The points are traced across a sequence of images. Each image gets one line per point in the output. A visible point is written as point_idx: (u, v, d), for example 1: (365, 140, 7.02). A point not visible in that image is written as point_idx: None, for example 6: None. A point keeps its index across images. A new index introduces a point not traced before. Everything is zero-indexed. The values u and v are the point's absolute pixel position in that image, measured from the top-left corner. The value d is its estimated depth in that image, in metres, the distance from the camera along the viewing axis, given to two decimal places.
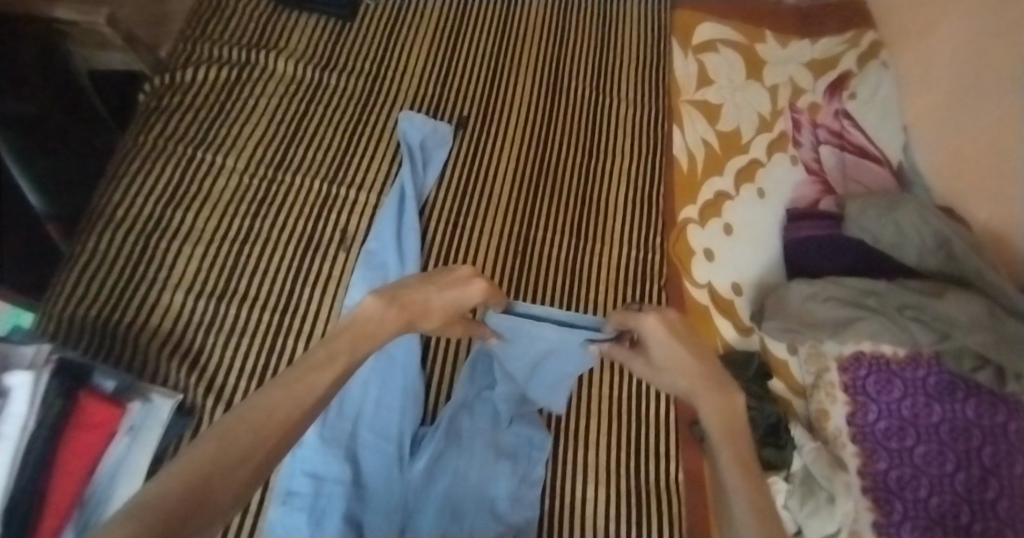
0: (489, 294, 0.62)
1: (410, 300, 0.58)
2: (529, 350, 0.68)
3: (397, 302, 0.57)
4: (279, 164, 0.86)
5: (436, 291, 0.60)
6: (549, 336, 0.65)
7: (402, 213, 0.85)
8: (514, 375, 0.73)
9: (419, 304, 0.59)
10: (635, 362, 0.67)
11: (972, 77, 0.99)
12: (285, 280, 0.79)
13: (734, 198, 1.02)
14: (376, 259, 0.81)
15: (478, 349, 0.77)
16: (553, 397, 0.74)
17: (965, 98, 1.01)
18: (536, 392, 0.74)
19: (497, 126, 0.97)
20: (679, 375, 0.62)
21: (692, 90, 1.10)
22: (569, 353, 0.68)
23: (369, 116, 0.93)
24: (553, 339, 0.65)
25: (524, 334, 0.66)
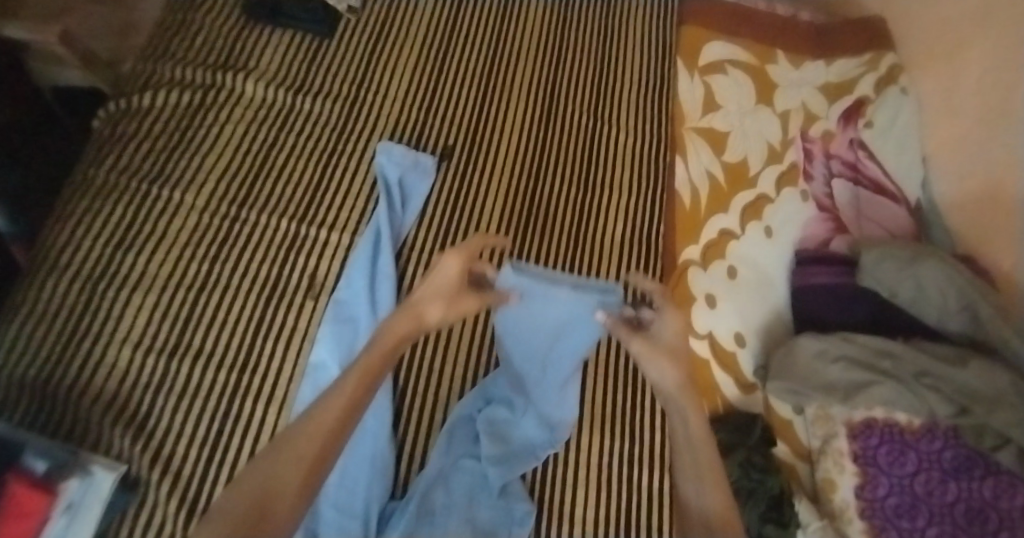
0: (470, 259, 0.62)
1: (413, 314, 0.60)
2: (544, 321, 0.67)
3: (407, 317, 0.60)
4: (244, 200, 0.79)
5: (429, 287, 0.61)
6: (564, 301, 0.65)
7: (376, 260, 0.78)
8: (523, 387, 0.71)
9: (422, 311, 0.60)
10: (634, 339, 0.62)
11: (999, 113, 0.92)
12: (246, 332, 0.72)
13: (739, 237, 0.94)
14: (346, 309, 0.75)
15: (463, 407, 0.73)
16: (563, 410, 0.71)
17: (989, 135, 0.94)
18: (545, 404, 0.70)
19: (485, 157, 0.90)
20: (677, 360, 0.63)
21: (696, 116, 1.03)
22: (579, 327, 0.67)
23: (345, 145, 0.86)
24: (567, 303, 0.65)
25: (536, 297, 0.65)
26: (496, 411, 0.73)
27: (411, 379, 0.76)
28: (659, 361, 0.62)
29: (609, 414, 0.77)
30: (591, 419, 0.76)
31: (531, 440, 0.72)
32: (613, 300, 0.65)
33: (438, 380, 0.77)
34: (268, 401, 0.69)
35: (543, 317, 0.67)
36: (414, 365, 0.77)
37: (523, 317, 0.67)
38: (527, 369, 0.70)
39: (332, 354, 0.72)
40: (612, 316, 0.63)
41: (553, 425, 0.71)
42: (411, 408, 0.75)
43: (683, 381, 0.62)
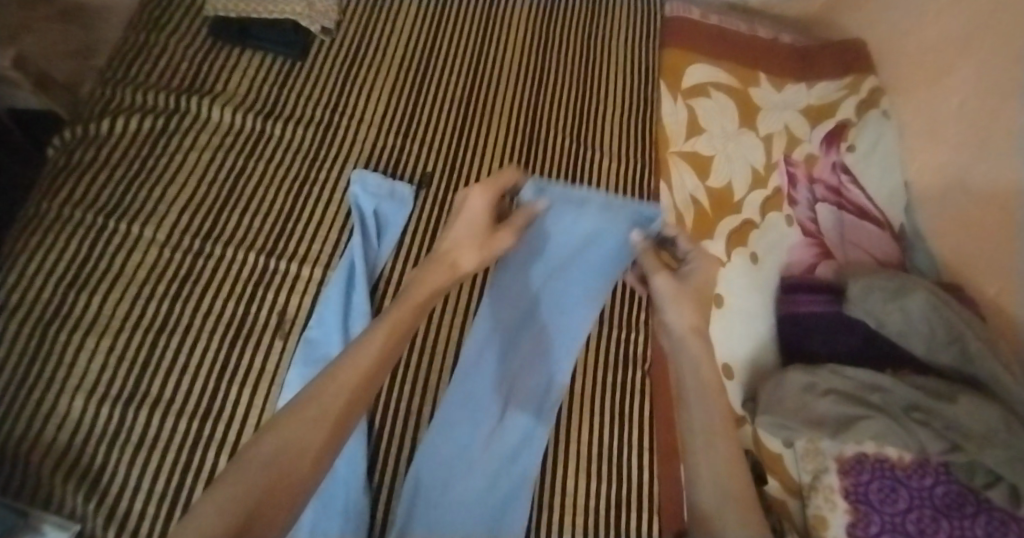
0: (491, 194, 0.70)
1: (447, 254, 0.66)
2: (572, 233, 0.77)
3: (436, 261, 0.65)
4: (208, 234, 0.76)
5: (461, 228, 0.68)
6: (593, 216, 0.75)
7: (350, 296, 0.75)
8: (526, 332, 0.79)
9: (454, 252, 0.66)
10: (660, 268, 0.70)
11: (982, 139, 0.92)
12: (207, 377, 0.69)
13: (726, 264, 0.92)
14: (318, 349, 0.71)
15: (432, 442, 0.70)
16: (563, 356, 0.77)
17: (972, 160, 0.93)
18: (546, 344, 0.78)
19: (465, 183, 0.87)
20: (695, 293, 0.69)
21: (680, 140, 1.01)
22: (602, 248, 0.77)
23: (316, 172, 0.82)
24: (595, 220, 0.75)
25: (567, 215, 0.76)
26: (468, 428, 0.72)
27: (386, 422, 0.72)
28: (681, 292, 0.68)
29: (594, 453, 0.74)
30: (577, 460, 0.73)
31: (538, 387, 0.76)
32: (654, 226, 0.73)
33: (414, 422, 0.73)
34: (232, 450, 0.66)
35: (573, 229, 0.77)
36: (390, 406, 0.74)
37: (554, 234, 0.77)
38: (541, 301, 0.79)
39: None
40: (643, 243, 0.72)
41: (551, 378, 0.77)
42: (387, 451, 0.71)
43: (699, 308, 0.68)
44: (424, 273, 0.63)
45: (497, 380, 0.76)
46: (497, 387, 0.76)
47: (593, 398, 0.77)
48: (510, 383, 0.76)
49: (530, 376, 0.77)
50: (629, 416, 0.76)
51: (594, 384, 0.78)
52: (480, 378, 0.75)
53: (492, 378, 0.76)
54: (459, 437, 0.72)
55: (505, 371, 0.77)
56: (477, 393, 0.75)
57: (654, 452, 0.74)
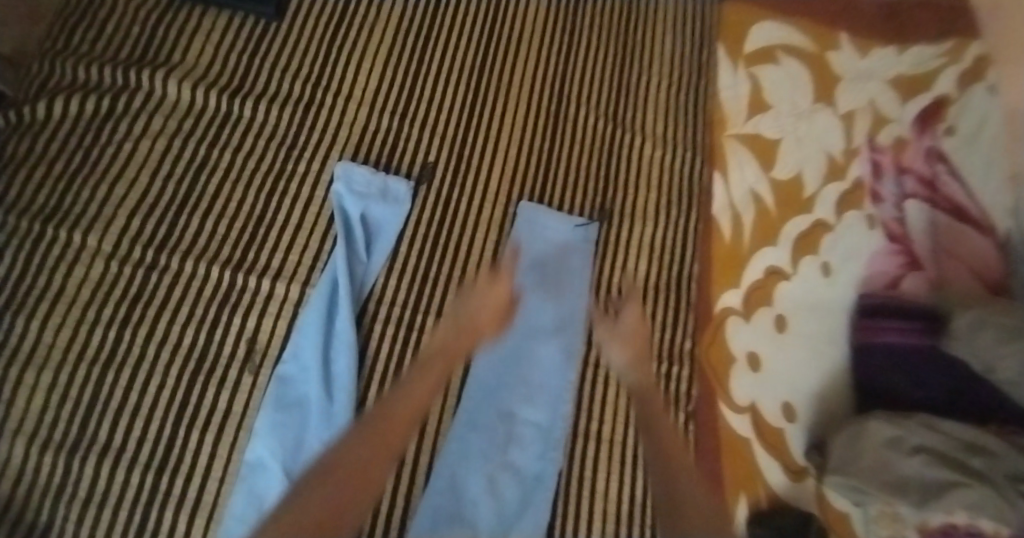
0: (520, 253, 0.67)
1: (470, 315, 0.60)
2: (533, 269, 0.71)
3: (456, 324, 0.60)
4: (167, 242, 0.64)
5: (488, 287, 0.63)
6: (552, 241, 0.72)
7: (333, 323, 0.62)
8: (520, 358, 0.67)
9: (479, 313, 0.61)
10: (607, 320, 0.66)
11: None
12: (165, 419, 0.58)
13: (790, 278, 0.76)
14: (293, 390, 0.60)
15: (428, 501, 0.59)
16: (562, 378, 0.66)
17: None
18: (540, 365, 0.67)
19: (473, 179, 0.73)
20: (630, 342, 0.65)
21: (740, 118, 0.83)
22: (571, 258, 0.72)
23: (294, 165, 0.69)
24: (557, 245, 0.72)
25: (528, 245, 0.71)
26: (473, 476, 0.61)
27: None
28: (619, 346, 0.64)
29: (627, 516, 0.61)
30: (605, 524, 0.60)
31: (530, 470, 0.62)
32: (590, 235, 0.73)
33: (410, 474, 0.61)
34: (190, 513, 0.55)
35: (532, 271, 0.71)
36: None
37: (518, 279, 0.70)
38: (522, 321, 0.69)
39: (271, 452, 0.57)
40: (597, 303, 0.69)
41: (553, 407, 0.65)
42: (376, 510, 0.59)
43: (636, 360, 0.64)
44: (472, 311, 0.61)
45: (497, 418, 0.64)
46: (498, 425, 0.64)
47: (624, 450, 0.64)
48: (506, 414, 0.64)
49: (526, 404, 0.65)
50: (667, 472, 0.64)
51: (625, 431, 0.65)
52: (480, 414, 0.64)
53: (491, 414, 0.64)
54: (456, 489, 0.60)
55: (501, 397, 0.65)
56: (480, 430, 0.63)
57: None
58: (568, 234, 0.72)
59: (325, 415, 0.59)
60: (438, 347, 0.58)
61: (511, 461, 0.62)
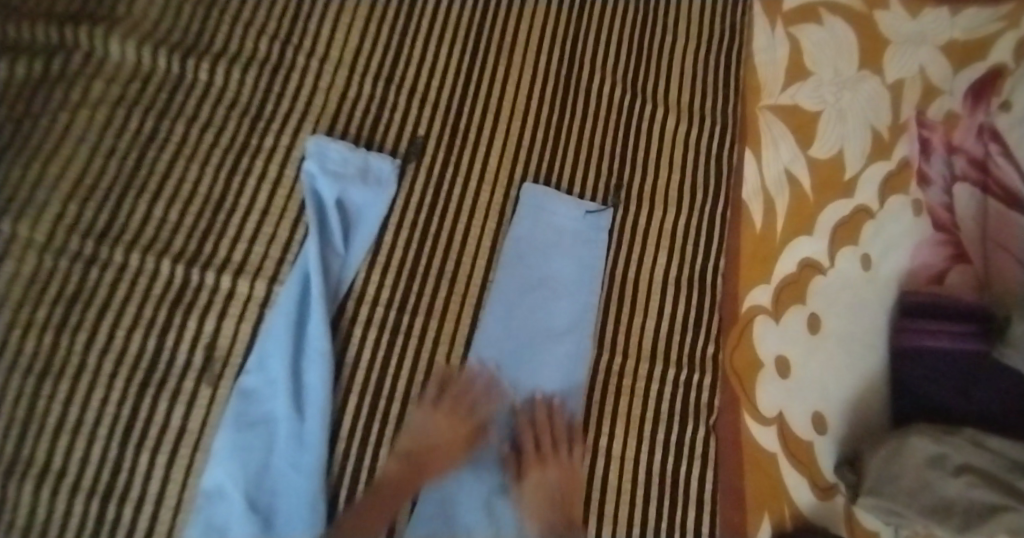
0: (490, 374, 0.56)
1: (427, 450, 0.51)
2: (536, 253, 0.61)
3: (408, 461, 0.51)
4: (110, 230, 0.54)
5: (451, 422, 0.53)
6: (557, 225, 0.62)
7: (304, 327, 0.54)
8: (524, 357, 0.58)
9: (433, 453, 0.51)
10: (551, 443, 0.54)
11: None
12: (110, 438, 0.49)
13: (826, 271, 0.68)
14: (256, 405, 0.52)
15: (415, 527, 0.50)
16: (571, 378, 0.58)
17: None
18: (546, 366, 0.58)
19: (468, 156, 0.63)
20: (556, 484, 0.53)
21: (776, 88, 0.74)
22: (581, 247, 0.62)
23: (261, 139, 0.60)
24: (561, 230, 0.62)
25: (529, 229, 0.62)
26: (467, 498, 0.53)
27: None
28: (541, 490, 0.52)
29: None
30: None
31: None
32: (603, 221, 0.63)
33: None
34: None
35: (535, 255, 0.61)
36: None
37: (518, 264, 0.61)
38: (518, 324, 0.59)
39: (232, 479, 0.49)
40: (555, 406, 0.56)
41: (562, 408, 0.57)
42: None
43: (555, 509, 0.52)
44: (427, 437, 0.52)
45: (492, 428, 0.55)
46: (499, 432, 0.55)
47: (636, 467, 0.57)
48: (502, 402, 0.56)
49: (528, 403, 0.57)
50: (686, 495, 0.57)
51: (639, 445, 0.57)
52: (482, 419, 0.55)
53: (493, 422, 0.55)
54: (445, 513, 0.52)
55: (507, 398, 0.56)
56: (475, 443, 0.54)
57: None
58: (577, 220, 0.63)
59: (294, 435, 0.51)
60: (385, 490, 0.50)
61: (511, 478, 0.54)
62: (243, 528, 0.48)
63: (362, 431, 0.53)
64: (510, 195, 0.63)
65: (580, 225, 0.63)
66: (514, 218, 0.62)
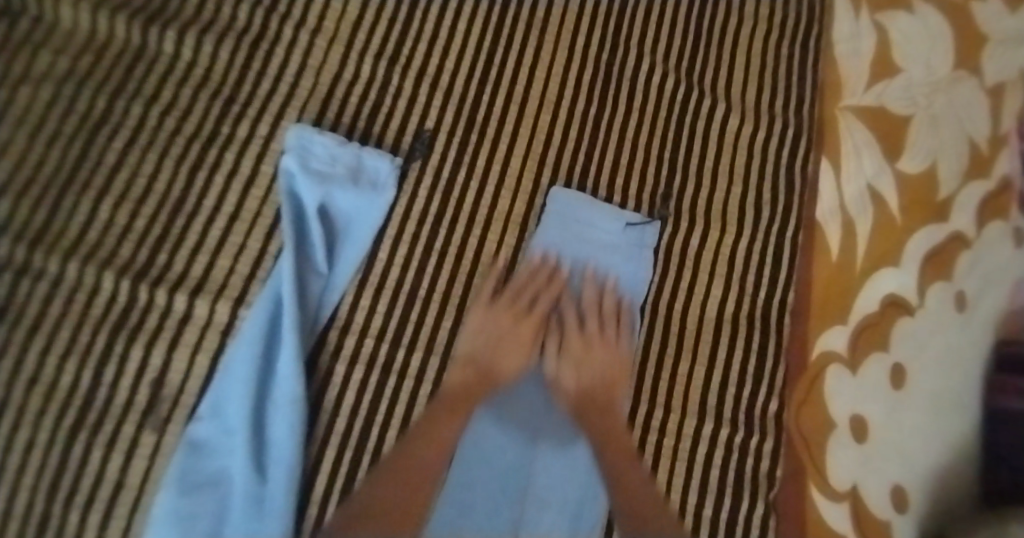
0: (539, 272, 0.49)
1: (495, 353, 0.46)
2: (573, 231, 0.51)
3: (473, 364, 0.45)
4: (46, 231, 0.44)
5: (517, 322, 0.47)
6: (593, 240, 0.52)
7: (273, 363, 0.43)
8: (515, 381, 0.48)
9: (505, 353, 0.46)
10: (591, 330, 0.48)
11: None
12: (30, 494, 0.39)
13: (913, 311, 0.57)
14: (207, 461, 0.41)
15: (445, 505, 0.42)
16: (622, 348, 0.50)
17: None
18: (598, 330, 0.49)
19: (485, 154, 0.52)
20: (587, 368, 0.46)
21: (859, 85, 0.62)
22: (619, 271, 0.51)
23: (237, 126, 0.49)
24: (597, 248, 0.52)
25: (563, 240, 0.51)
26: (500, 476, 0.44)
27: None
28: (578, 382, 0.46)
29: None
30: None
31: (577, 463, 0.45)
32: (647, 241, 0.52)
33: None
34: None
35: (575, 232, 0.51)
36: None
37: (558, 236, 0.51)
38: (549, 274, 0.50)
39: None
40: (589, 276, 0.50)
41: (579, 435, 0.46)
42: None
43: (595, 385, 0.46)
44: (495, 333, 0.46)
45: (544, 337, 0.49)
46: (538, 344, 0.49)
47: None
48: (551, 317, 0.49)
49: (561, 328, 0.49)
50: None
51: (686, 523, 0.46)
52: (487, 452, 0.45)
53: (506, 426, 0.46)
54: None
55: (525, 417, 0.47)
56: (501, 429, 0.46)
57: None
58: (615, 237, 0.52)
59: (252, 501, 0.39)
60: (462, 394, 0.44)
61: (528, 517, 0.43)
62: None
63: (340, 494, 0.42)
64: (535, 203, 0.52)
65: (619, 244, 0.52)
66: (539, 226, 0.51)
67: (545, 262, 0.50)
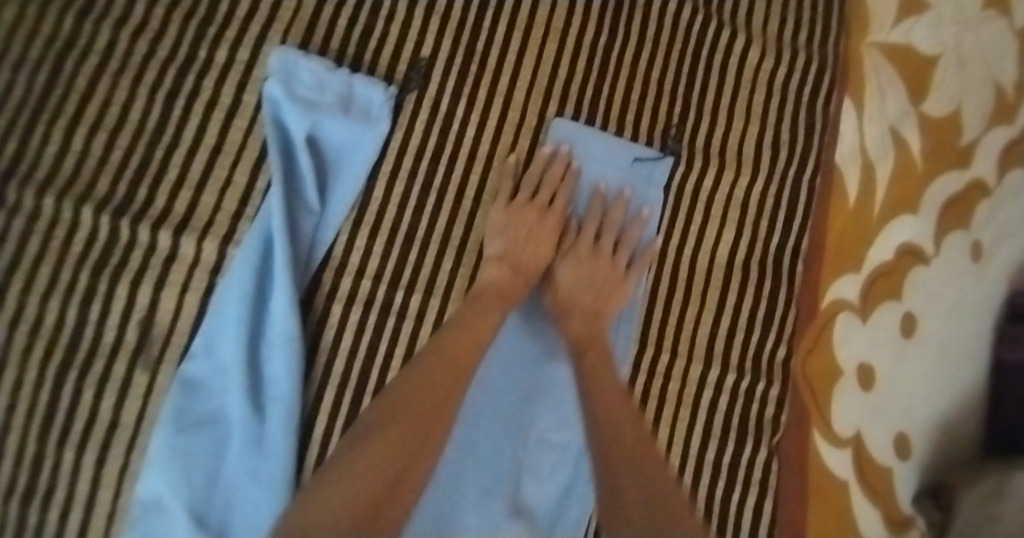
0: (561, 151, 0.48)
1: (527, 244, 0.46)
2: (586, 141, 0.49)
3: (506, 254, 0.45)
4: (16, 164, 0.41)
5: (543, 216, 0.47)
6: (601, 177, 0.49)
7: (266, 301, 0.41)
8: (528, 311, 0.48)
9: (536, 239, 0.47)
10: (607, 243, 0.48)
11: None
12: (24, 434, 0.38)
13: (929, 260, 0.55)
14: (202, 400, 0.40)
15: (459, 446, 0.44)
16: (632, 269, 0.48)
17: None
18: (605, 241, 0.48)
19: (486, 85, 0.49)
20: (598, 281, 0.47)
21: (888, 18, 0.58)
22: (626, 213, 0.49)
23: (217, 51, 0.45)
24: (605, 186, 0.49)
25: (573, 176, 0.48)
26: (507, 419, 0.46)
27: None
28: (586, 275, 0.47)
29: None
30: None
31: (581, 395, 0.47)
32: (656, 180, 0.50)
33: None
34: None
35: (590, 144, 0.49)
36: None
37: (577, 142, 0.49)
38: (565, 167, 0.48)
39: (172, 490, 0.38)
40: (621, 167, 0.49)
41: (574, 420, 0.47)
42: None
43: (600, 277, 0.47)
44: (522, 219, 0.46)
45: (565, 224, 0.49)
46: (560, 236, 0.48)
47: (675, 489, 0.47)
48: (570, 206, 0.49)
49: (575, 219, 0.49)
50: (735, 528, 0.47)
51: (683, 466, 0.47)
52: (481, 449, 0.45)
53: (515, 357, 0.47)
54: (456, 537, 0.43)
55: (514, 412, 0.46)
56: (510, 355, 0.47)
57: None
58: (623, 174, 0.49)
59: (252, 439, 0.39)
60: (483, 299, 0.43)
61: (529, 502, 0.45)
62: None
63: (339, 434, 0.42)
64: (537, 137, 0.49)
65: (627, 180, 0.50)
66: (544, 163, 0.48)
67: (577, 146, 0.48)
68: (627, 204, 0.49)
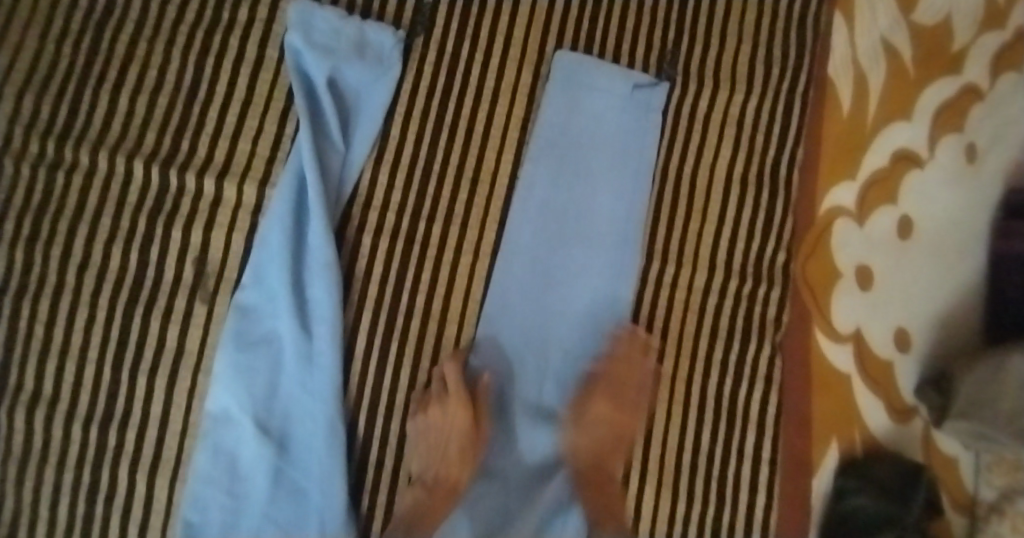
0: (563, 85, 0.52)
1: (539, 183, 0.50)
2: (589, 69, 0.52)
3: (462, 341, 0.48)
4: (72, 125, 0.45)
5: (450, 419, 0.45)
6: (601, 102, 0.52)
7: (304, 234, 0.46)
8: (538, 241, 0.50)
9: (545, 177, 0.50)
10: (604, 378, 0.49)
11: None
12: (105, 362, 0.44)
13: (925, 163, 0.57)
14: (257, 323, 0.45)
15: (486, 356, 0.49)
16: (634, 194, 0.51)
17: None
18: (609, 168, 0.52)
19: (489, 25, 0.52)
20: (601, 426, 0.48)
21: None
22: (627, 135, 0.52)
23: (237, 9, 0.49)
24: (606, 111, 0.52)
25: (573, 105, 0.52)
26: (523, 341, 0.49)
27: (377, 425, 0.47)
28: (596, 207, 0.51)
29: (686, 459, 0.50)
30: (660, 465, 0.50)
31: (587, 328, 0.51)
32: (655, 102, 0.52)
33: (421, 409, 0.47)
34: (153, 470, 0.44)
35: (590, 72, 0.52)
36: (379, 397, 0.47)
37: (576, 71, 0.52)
38: (567, 99, 0.52)
39: (239, 401, 0.44)
40: (621, 93, 0.52)
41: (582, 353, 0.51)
42: (380, 464, 0.47)
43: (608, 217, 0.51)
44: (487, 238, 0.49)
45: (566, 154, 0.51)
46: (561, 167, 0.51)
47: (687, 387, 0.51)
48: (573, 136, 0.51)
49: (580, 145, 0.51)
50: (743, 421, 0.51)
51: (692, 367, 0.51)
52: (511, 349, 0.49)
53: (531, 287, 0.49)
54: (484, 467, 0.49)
55: (544, 304, 0.50)
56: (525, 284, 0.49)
57: (775, 459, 0.52)
58: (623, 99, 0.52)
59: (302, 356, 0.44)
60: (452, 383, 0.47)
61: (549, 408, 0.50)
62: (256, 451, 0.44)
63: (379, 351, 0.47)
64: (540, 69, 0.52)
65: (627, 104, 0.52)
66: (546, 94, 0.52)
67: (577, 77, 0.52)
68: (628, 129, 0.52)
